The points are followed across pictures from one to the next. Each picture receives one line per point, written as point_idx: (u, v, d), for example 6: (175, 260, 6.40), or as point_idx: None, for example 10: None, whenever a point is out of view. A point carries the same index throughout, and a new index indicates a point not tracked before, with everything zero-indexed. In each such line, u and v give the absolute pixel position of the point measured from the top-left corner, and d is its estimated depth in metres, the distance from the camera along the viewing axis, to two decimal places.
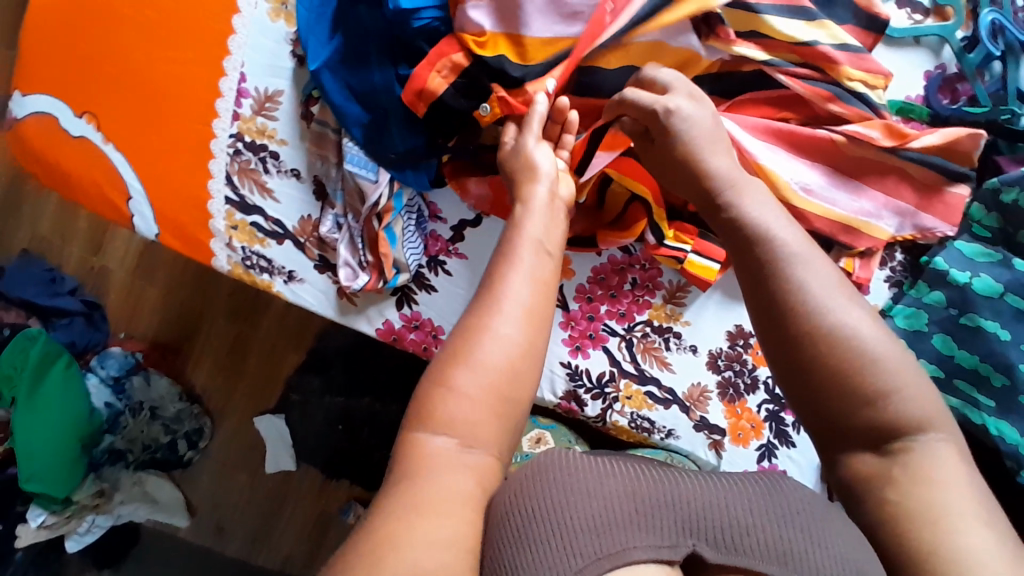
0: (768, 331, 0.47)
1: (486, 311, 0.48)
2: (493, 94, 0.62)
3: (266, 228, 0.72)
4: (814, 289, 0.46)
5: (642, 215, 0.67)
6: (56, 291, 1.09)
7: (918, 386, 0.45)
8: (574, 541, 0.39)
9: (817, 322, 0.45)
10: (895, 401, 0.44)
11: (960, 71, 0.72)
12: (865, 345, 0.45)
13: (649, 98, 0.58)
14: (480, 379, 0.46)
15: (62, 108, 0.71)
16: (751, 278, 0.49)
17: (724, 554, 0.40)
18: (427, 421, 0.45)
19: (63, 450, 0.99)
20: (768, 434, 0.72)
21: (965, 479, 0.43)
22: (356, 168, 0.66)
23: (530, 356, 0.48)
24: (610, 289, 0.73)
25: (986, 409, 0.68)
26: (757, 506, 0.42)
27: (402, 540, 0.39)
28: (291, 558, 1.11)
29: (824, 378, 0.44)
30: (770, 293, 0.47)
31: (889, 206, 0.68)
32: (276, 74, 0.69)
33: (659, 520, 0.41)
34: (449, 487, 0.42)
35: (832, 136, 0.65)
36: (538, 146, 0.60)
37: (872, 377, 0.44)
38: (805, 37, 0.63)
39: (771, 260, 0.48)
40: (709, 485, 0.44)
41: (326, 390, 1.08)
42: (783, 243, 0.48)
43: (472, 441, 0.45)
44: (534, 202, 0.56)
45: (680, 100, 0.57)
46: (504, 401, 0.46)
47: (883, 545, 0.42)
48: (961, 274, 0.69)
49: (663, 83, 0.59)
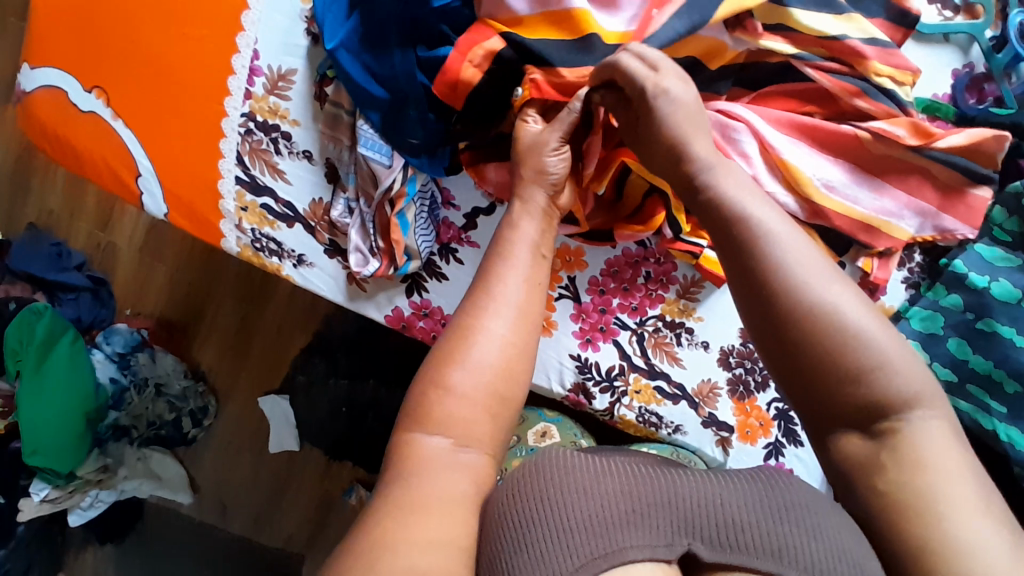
0: (752, 310, 0.47)
1: (481, 312, 0.49)
2: (527, 78, 0.60)
3: (277, 211, 0.71)
4: (796, 267, 0.46)
5: (660, 208, 0.65)
6: (63, 266, 1.08)
7: (905, 361, 0.44)
8: (568, 540, 0.39)
9: (800, 301, 0.45)
10: (881, 375, 0.43)
11: (988, 71, 0.70)
12: (847, 320, 0.44)
13: (641, 71, 0.54)
14: (476, 380, 0.47)
15: (71, 82, 0.70)
16: (732, 256, 0.48)
17: (719, 552, 0.40)
18: (423, 423, 0.45)
19: (70, 425, 0.98)
20: (776, 432, 0.71)
21: (955, 459, 0.43)
22: (370, 152, 0.64)
23: (522, 355, 0.49)
24: (622, 282, 0.72)
25: (997, 415, 0.67)
26: (754, 505, 0.41)
27: (394, 541, 0.39)
28: (293, 538, 1.12)
29: (807, 359, 0.44)
30: (752, 273, 0.47)
31: (910, 206, 0.66)
32: (289, 53, 0.68)
33: (655, 520, 0.40)
34: (443, 487, 0.43)
35: (858, 133, 0.64)
36: (558, 148, 0.58)
37: (857, 353, 0.43)
38: (833, 32, 0.62)
39: (754, 240, 0.47)
40: (706, 482, 0.43)
41: (331, 373, 1.08)
42: (766, 222, 0.48)
43: (466, 440, 0.45)
44: (533, 205, 0.57)
45: (672, 81, 0.54)
46: (498, 401, 0.47)
47: (876, 533, 0.43)
48: (979, 278, 0.68)
49: (651, 61, 0.54)
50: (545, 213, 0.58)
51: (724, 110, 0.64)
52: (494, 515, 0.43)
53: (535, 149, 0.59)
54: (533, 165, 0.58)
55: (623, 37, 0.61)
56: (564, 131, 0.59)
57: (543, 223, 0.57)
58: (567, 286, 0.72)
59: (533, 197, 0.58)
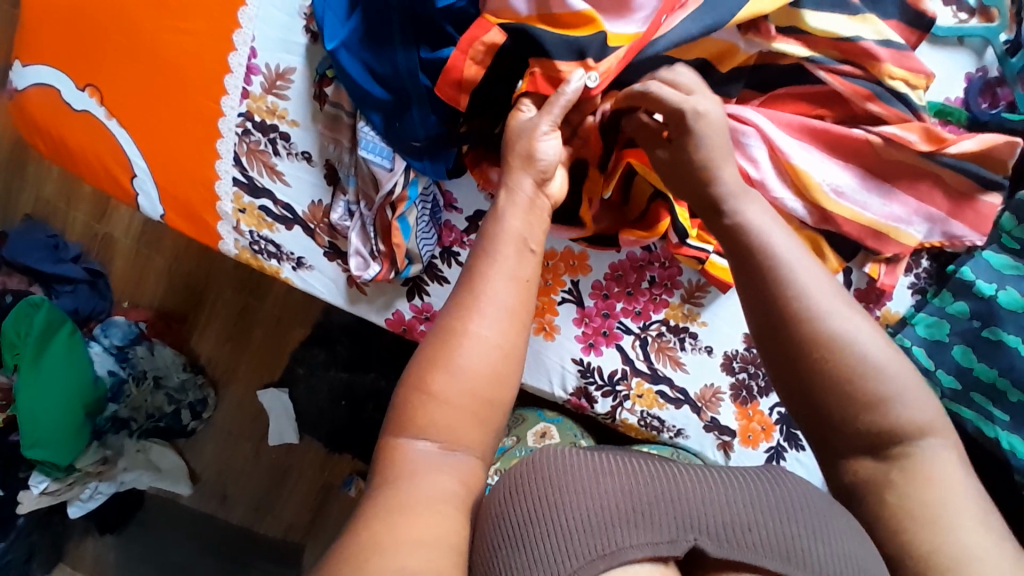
0: (767, 336, 0.46)
1: (467, 314, 0.46)
2: (527, 71, 0.58)
3: (275, 213, 0.70)
4: (817, 298, 0.45)
5: (665, 214, 0.64)
6: (60, 258, 1.08)
7: (917, 389, 0.44)
8: (567, 540, 0.38)
9: (821, 329, 0.44)
10: (896, 406, 0.43)
11: (1002, 75, 0.69)
12: (866, 351, 0.44)
13: (674, 96, 0.53)
14: (462, 385, 0.45)
15: (64, 80, 0.69)
16: (749, 278, 0.48)
17: (725, 548, 0.38)
18: (407, 428, 0.45)
19: (69, 414, 0.98)
20: (778, 436, 0.71)
21: (961, 481, 0.43)
22: (372, 155, 0.64)
23: (511, 357, 0.47)
24: (627, 287, 0.71)
25: (999, 424, 0.66)
26: (759, 503, 0.40)
27: (386, 542, 0.38)
28: (293, 527, 1.12)
29: (821, 380, 0.44)
30: (767, 291, 0.46)
31: (919, 211, 0.65)
32: (288, 50, 0.66)
33: (657, 518, 0.39)
34: (431, 489, 0.42)
35: (869, 137, 0.63)
36: (549, 132, 0.54)
37: (875, 382, 0.43)
38: (847, 32, 0.61)
39: (774, 263, 0.47)
40: (710, 480, 0.42)
41: (331, 364, 1.07)
42: (784, 248, 0.48)
43: (454, 443, 0.45)
44: (519, 193, 0.53)
45: (707, 104, 0.54)
46: (485, 405, 0.45)
47: (878, 531, 0.42)
48: (987, 286, 0.67)
49: (683, 87, 0.55)
50: (533, 205, 0.53)
51: (734, 114, 0.62)
52: (491, 517, 0.42)
53: (523, 132, 0.55)
54: (522, 151, 0.54)
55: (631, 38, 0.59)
56: (557, 115, 0.55)
57: (532, 217, 0.53)
58: (569, 290, 0.72)
59: (520, 184, 0.53)
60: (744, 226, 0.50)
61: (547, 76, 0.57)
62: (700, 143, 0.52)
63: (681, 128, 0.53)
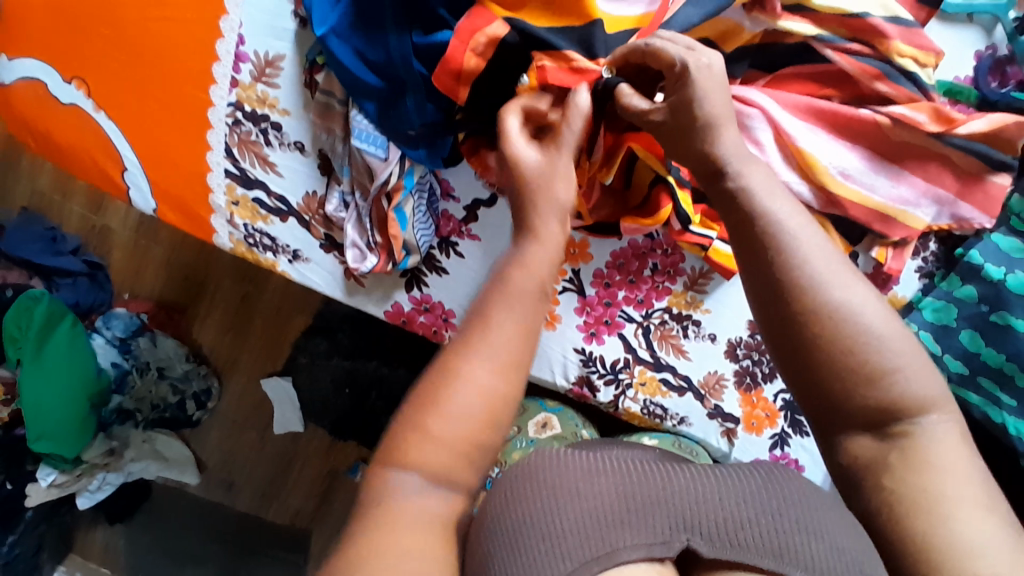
0: (767, 311, 0.45)
1: (462, 349, 0.45)
2: (533, 65, 0.56)
3: (269, 205, 0.69)
4: (819, 266, 0.44)
5: (666, 199, 0.62)
6: (59, 250, 1.07)
7: (920, 364, 0.43)
8: (561, 542, 0.38)
9: (821, 299, 0.43)
10: (900, 380, 0.42)
11: (1011, 53, 0.67)
12: (869, 324, 0.43)
13: (676, 49, 0.51)
14: (455, 423, 0.43)
15: (50, 73, 0.68)
16: (749, 253, 0.47)
17: (718, 547, 0.38)
18: (397, 461, 0.43)
19: (73, 404, 0.98)
20: (782, 423, 0.70)
21: (964, 462, 0.42)
22: (365, 145, 0.62)
23: (509, 385, 0.45)
24: (629, 274, 0.70)
25: (1006, 409, 0.65)
26: (753, 502, 0.40)
27: (377, 548, 0.39)
28: (300, 512, 1.12)
29: (825, 359, 0.43)
30: (769, 265, 0.45)
31: (928, 193, 0.64)
32: (276, 36, 0.65)
33: (650, 519, 0.38)
34: (425, 505, 0.42)
35: (876, 118, 0.61)
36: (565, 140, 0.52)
37: (875, 355, 0.42)
38: (854, 9, 0.59)
39: (774, 234, 0.46)
40: (705, 478, 0.41)
41: (333, 353, 1.07)
42: (787, 217, 0.46)
43: (443, 476, 0.43)
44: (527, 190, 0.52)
45: (711, 56, 0.51)
46: (475, 438, 0.44)
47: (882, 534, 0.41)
48: (996, 270, 0.66)
49: (684, 43, 0.52)
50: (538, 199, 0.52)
51: (738, 95, 0.61)
52: (487, 521, 0.41)
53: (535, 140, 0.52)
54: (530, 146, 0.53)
55: (639, 20, 0.57)
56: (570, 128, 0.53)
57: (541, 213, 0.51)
58: (571, 279, 0.71)
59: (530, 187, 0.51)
60: (747, 190, 0.48)
61: (558, 68, 0.56)
62: (703, 103, 0.49)
63: (682, 80, 0.50)
